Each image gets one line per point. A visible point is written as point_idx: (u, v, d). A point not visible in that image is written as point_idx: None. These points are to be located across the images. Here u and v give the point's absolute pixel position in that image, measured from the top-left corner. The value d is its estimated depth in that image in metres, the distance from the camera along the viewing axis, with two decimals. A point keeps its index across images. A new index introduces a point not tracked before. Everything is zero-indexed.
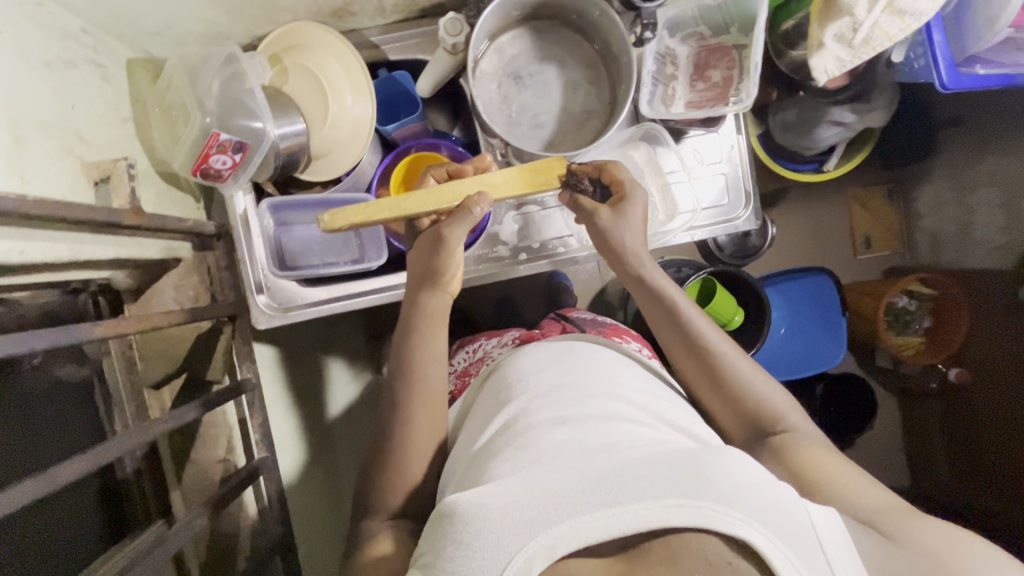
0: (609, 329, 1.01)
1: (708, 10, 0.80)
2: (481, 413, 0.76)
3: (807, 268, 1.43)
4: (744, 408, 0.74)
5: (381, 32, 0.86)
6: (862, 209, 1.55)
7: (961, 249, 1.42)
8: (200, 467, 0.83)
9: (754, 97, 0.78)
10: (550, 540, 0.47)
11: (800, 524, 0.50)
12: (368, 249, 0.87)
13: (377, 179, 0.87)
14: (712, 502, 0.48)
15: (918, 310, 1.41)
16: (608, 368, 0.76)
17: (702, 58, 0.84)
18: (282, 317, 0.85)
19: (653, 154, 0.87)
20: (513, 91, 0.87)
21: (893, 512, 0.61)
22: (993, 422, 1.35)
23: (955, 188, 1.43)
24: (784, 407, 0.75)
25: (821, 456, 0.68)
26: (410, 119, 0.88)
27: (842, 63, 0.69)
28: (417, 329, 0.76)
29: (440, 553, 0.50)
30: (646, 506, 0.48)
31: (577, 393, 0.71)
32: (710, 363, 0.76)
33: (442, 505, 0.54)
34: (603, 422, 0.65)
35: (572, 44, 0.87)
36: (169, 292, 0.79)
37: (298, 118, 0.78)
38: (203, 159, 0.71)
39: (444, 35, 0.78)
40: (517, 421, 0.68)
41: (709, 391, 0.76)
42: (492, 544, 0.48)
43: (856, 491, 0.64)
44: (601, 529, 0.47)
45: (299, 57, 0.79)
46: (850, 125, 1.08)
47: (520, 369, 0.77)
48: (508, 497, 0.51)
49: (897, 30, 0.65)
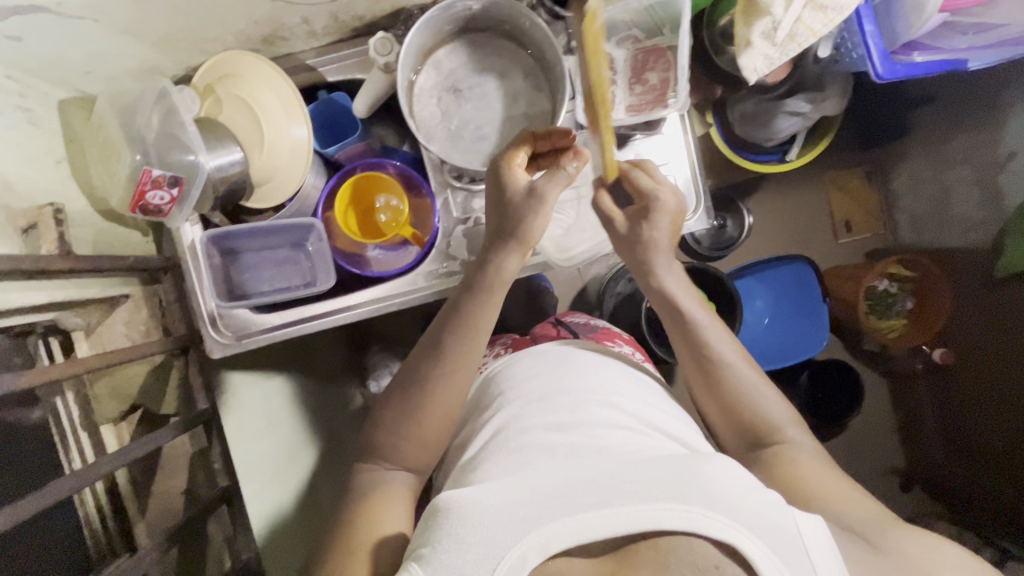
0: (602, 333, 1.01)
1: (638, 13, 0.77)
2: (473, 428, 0.81)
3: (783, 257, 1.40)
4: (740, 419, 0.74)
5: (316, 55, 0.86)
6: (841, 193, 1.48)
7: (940, 228, 1.40)
8: (162, 498, 0.83)
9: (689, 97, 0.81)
10: (543, 536, 0.51)
11: (788, 527, 0.51)
12: (318, 271, 0.88)
13: (321, 202, 0.88)
14: (700, 506, 0.50)
15: (900, 292, 1.37)
16: (598, 376, 0.80)
17: (639, 60, 0.81)
18: (236, 346, 0.86)
19: (598, 160, 0.86)
20: (453, 104, 0.86)
21: (880, 520, 0.60)
22: (981, 402, 1.34)
23: (931, 167, 1.41)
24: (782, 418, 0.73)
25: (810, 467, 0.67)
26: (351, 140, 0.88)
27: (771, 61, 0.68)
28: (494, 290, 0.76)
29: (432, 546, 0.52)
30: (637, 508, 0.51)
31: (569, 401, 0.75)
32: (709, 371, 0.76)
33: (435, 500, 0.57)
34: (596, 430, 0.69)
35: (509, 54, 0.87)
36: (119, 327, 0.79)
37: (235, 147, 0.79)
38: (139, 196, 0.71)
39: (375, 55, 0.78)
40: (511, 429, 0.73)
41: (708, 399, 0.76)
42: (485, 539, 0.51)
43: (835, 495, 0.63)
44: (591, 528, 0.50)
45: (231, 86, 0.79)
46: (806, 115, 1.07)
47: (513, 378, 0.82)
48: (505, 495, 0.54)
49: (820, 25, 0.66)
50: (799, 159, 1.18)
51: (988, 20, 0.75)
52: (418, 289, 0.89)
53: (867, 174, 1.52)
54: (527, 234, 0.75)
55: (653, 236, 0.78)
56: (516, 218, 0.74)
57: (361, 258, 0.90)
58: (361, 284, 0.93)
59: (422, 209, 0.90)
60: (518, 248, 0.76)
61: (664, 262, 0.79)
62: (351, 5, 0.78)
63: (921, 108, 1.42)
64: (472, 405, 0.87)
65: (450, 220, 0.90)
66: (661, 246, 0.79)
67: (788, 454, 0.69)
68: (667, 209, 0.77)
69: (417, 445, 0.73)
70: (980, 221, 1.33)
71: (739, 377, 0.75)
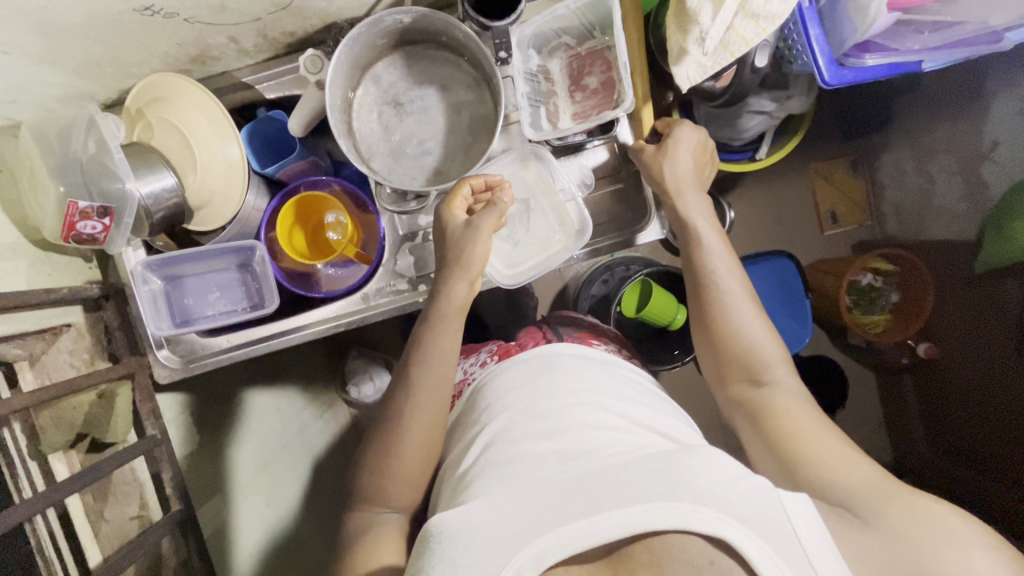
0: (585, 331, 0.97)
1: (565, 21, 0.80)
2: (456, 452, 0.76)
3: (767, 252, 1.35)
4: (731, 358, 0.74)
5: (251, 72, 0.85)
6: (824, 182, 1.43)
7: (924, 219, 1.34)
8: (114, 525, 0.83)
9: (632, 95, 0.75)
10: (536, 550, 0.52)
11: (771, 509, 0.55)
12: (264, 294, 0.86)
13: (263, 224, 0.86)
14: (689, 503, 0.52)
15: (884, 285, 1.32)
16: (584, 376, 0.77)
17: (575, 66, 0.83)
18: (182, 371, 0.86)
19: (543, 172, 0.84)
20: (394, 120, 0.84)
21: (874, 493, 0.60)
22: (970, 393, 1.28)
23: (915, 156, 1.35)
24: (775, 359, 0.73)
25: (798, 415, 0.68)
26: (291, 159, 0.85)
27: (704, 69, 0.66)
28: (449, 318, 0.75)
29: (430, 570, 0.54)
30: (628, 510, 0.52)
31: (556, 405, 0.71)
32: (710, 302, 0.76)
33: (428, 526, 0.60)
34: (585, 435, 0.66)
35: (447, 63, 0.84)
36: (63, 356, 0.78)
37: (165, 171, 0.77)
38: (69, 228, 0.70)
39: (306, 73, 0.77)
40: (497, 440, 0.70)
41: (701, 337, 0.77)
42: (481, 558, 0.53)
43: (830, 462, 0.63)
44: (584, 537, 0.52)
45: (161, 110, 0.77)
46: (772, 113, 1.02)
47: (496, 391, 0.78)
48: (496, 514, 0.56)
49: (752, 34, 0.63)
50: (771, 157, 1.13)
51: (943, 18, 0.70)
52: (368, 308, 0.88)
53: (853, 165, 1.43)
54: (470, 263, 0.74)
55: (678, 151, 0.80)
56: (458, 249, 0.74)
57: (312, 277, 0.90)
58: (314, 302, 0.91)
59: (368, 227, 0.88)
60: (463, 276, 0.75)
61: (690, 188, 0.80)
62: (279, 22, 0.77)
63: (904, 97, 1.37)
64: (456, 422, 0.83)
65: (397, 237, 0.88)
66: (686, 171, 0.80)
67: (775, 400, 0.71)
68: (692, 136, 0.81)
69: (366, 472, 0.73)
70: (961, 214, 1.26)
71: (737, 308, 0.75)
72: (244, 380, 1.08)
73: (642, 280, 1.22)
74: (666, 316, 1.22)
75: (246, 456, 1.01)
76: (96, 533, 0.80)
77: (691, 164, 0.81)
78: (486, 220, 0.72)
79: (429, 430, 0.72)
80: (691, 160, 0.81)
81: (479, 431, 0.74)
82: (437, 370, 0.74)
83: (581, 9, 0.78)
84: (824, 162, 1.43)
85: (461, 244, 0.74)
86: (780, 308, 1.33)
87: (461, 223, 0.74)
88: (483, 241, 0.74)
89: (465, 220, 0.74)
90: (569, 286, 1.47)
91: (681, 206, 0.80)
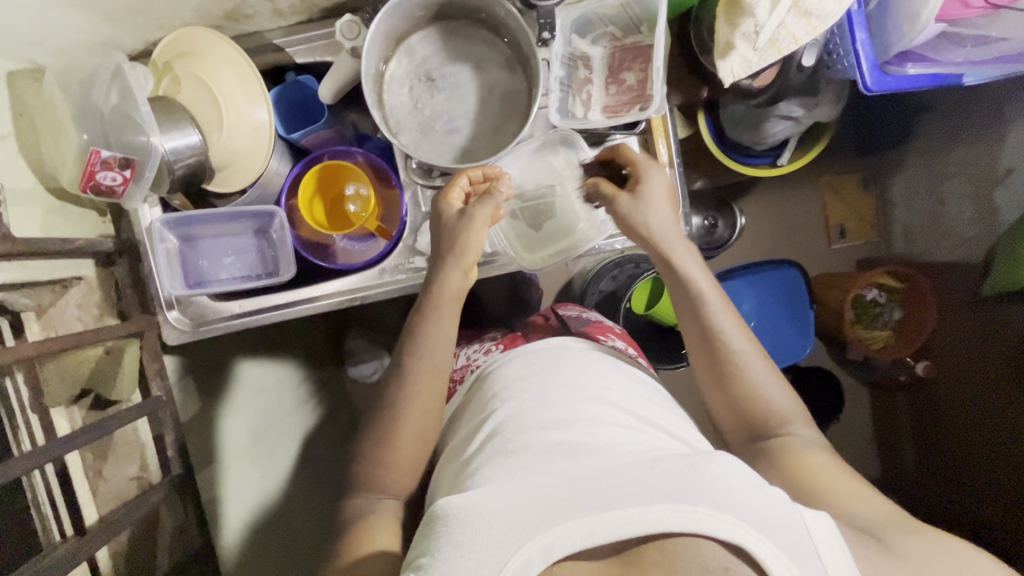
0: (594, 326, 0.98)
1: (614, 10, 0.77)
2: (460, 438, 0.76)
3: (775, 260, 1.36)
4: (745, 414, 0.71)
5: (283, 35, 0.82)
6: (836, 198, 1.46)
7: (932, 240, 1.35)
8: (113, 483, 0.82)
9: (659, 104, 0.74)
10: (546, 542, 0.50)
11: (795, 526, 0.52)
12: (280, 262, 0.85)
13: (285, 190, 0.85)
14: (706, 507, 0.51)
15: (888, 301, 1.33)
16: (594, 370, 0.77)
17: (617, 58, 0.79)
18: (191, 333, 0.84)
19: (572, 159, 0.82)
20: (425, 95, 0.83)
21: (887, 523, 0.59)
22: (961, 417, 1.30)
23: (927, 176, 1.36)
24: (788, 411, 0.71)
25: (816, 457, 0.66)
26: (318, 127, 0.84)
27: (750, 64, 0.65)
28: (442, 306, 0.73)
29: (435, 555, 0.53)
30: (641, 508, 0.51)
31: (566, 399, 0.71)
32: (721, 361, 0.72)
33: (434, 508, 0.58)
34: (597, 431, 0.65)
35: (484, 42, 0.83)
36: (71, 310, 0.76)
37: (191, 129, 0.75)
38: (88, 177, 0.69)
39: (341, 38, 0.75)
40: (504, 428, 0.69)
41: (715, 395, 0.73)
42: (489, 546, 0.51)
43: (845, 494, 0.62)
44: (596, 532, 0.50)
45: (189, 64, 0.76)
46: (799, 120, 1.02)
47: (506, 380, 0.77)
48: (506, 500, 0.55)
49: (803, 32, 0.62)
50: (792, 164, 1.14)
51: (987, 33, 0.70)
52: (380, 283, 0.87)
53: (864, 181, 1.45)
54: (464, 252, 0.74)
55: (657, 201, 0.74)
56: (451, 238, 0.73)
57: (328, 248, 0.88)
58: (328, 275, 0.90)
59: (389, 201, 0.87)
60: (458, 265, 0.74)
61: (680, 242, 0.75)
62: None
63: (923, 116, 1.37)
64: (460, 406, 0.83)
65: (418, 215, 0.87)
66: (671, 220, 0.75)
67: (786, 446, 0.67)
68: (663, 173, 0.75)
69: (371, 443, 0.72)
70: (975, 238, 1.25)
71: (744, 359, 0.72)
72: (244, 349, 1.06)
73: (652, 279, 1.22)
74: (674, 315, 1.23)
75: (232, 428, 0.98)
76: (94, 491, 0.79)
77: (667, 215, 0.75)
78: (481, 209, 0.72)
79: (435, 406, 0.73)
80: (671, 203, 0.75)
81: (487, 417, 0.73)
82: (445, 352, 0.74)
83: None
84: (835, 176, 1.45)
85: (453, 234, 0.73)
86: (781, 316, 1.34)
87: (456, 213, 0.74)
88: (476, 228, 0.73)
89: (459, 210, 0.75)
90: (576, 280, 1.46)
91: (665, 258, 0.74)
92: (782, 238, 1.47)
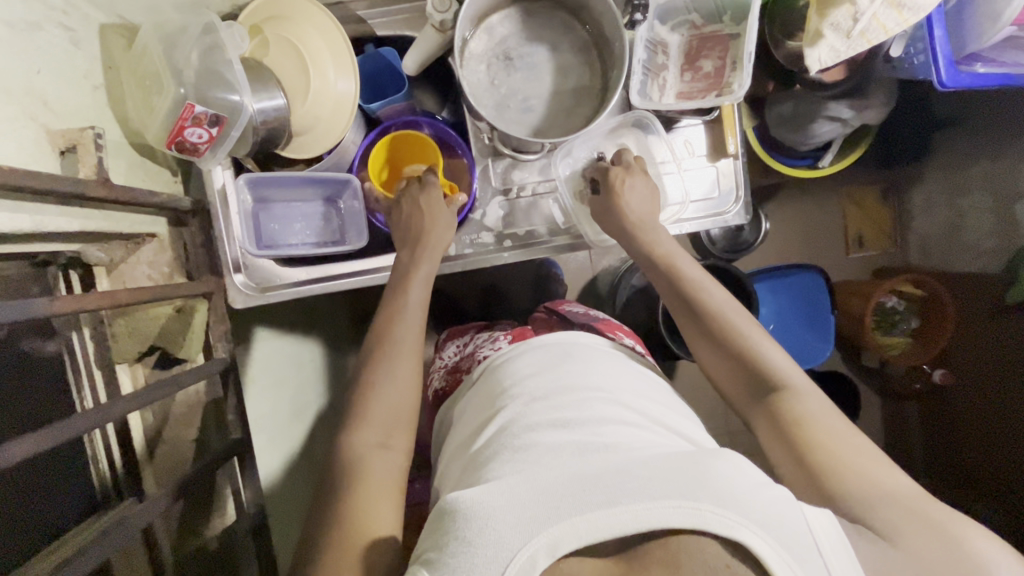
0: (603, 323, 0.92)
1: None
2: (461, 438, 0.73)
3: (796, 264, 1.37)
4: (742, 372, 0.70)
5: (367, 6, 0.84)
6: (855, 209, 1.47)
7: (949, 252, 1.35)
8: (172, 445, 0.82)
9: (746, 88, 0.76)
10: (552, 537, 0.46)
11: (796, 524, 0.48)
12: (348, 231, 0.88)
13: (359, 159, 0.86)
14: (709, 504, 0.46)
15: (906, 309, 1.36)
16: (607, 371, 0.73)
17: (694, 46, 0.82)
18: (258, 297, 0.85)
19: (645, 143, 0.84)
20: (503, 73, 0.84)
21: (895, 507, 0.56)
22: (976, 429, 1.31)
23: (946, 191, 1.36)
24: (784, 365, 0.69)
25: (816, 419, 0.64)
26: (395, 99, 0.86)
27: (837, 54, 0.68)
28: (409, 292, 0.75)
29: (441, 549, 0.48)
30: (645, 505, 0.46)
31: (573, 397, 0.67)
32: (706, 323, 0.73)
33: (443, 502, 0.52)
34: (600, 429, 0.62)
35: (564, 26, 0.85)
36: (141, 267, 0.76)
37: (277, 92, 0.76)
38: (177, 131, 0.68)
39: (432, 11, 0.75)
40: (510, 425, 0.65)
41: (709, 357, 0.73)
42: (494, 541, 0.46)
43: (856, 471, 0.59)
44: (600, 529, 0.46)
45: (279, 28, 0.78)
46: (847, 122, 1.03)
47: (513, 376, 0.73)
48: (510, 494, 0.49)
49: (893, 24, 0.65)
50: (833, 166, 1.17)
51: None
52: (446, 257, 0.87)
53: (883, 193, 1.47)
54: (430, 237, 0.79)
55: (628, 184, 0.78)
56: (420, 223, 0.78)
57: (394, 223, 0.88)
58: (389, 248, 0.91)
59: (456, 174, 0.88)
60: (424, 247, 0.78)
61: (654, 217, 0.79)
62: None
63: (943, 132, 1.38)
64: (466, 396, 0.80)
65: (490, 190, 0.88)
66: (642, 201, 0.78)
67: (791, 404, 0.65)
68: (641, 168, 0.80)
69: (380, 416, 0.67)
70: (992, 251, 1.24)
71: (732, 321, 0.73)
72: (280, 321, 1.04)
73: None
74: None
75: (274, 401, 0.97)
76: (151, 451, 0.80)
77: (649, 198, 0.79)
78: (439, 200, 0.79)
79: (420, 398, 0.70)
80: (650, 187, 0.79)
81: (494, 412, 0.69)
82: (412, 326, 0.73)
83: None
84: (856, 187, 1.47)
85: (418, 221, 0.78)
86: (800, 320, 1.36)
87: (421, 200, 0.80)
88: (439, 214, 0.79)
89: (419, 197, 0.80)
90: (602, 275, 1.45)
91: (647, 237, 0.77)
92: (803, 244, 1.49)
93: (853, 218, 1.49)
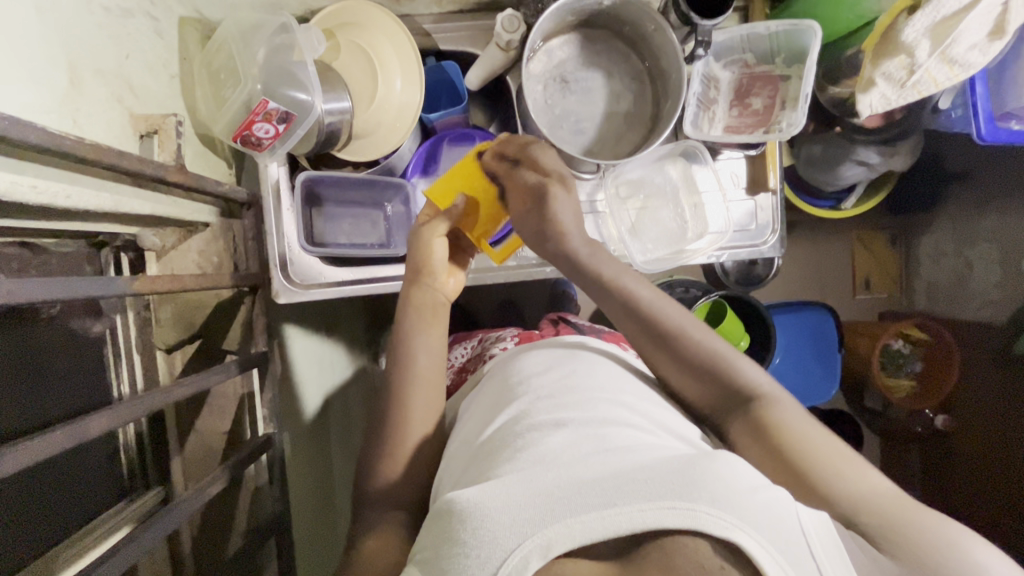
0: (609, 336, 0.91)
1: (755, 39, 0.83)
2: (460, 437, 0.66)
3: (807, 300, 1.39)
4: (716, 385, 0.63)
5: (434, 20, 0.88)
6: (862, 251, 1.50)
7: (954, 299, 1.37)
8: (203, 436, 0.82)
9: (798, 126, 0.80)
10: (546, 537, 0.42)
11: (793, 529, 0.43)
12: (395, 235, 0.90)
13: (412, 167, 0.90)
14: (705, 505, 0.41)
15: (911, 353, 1.35)
16: (615, 375, 0.67)
17: (744, 84, 0.86)
18: (301, 293, 0.83)
19: (689, 170, 0.87)
20: (558, 95, 0.88)
21: (886, 510, 0.50)
22: (968, 475, 1.31)
23: (955, 239, 1.37)
24: (757, 375, 0.63)
25: (802, 430, 0.57)
26: (454, 110, 0.88)
27: (888, 100, 0.79)
28: (410, 311, 0.72)
29: (439, 553, 0.44)
30: (641, 508, 0.42)
31: (575, 395, 0.61)
32: (670, 343, 0.65)
33: (439, 502, 0.49)
34: (596, 428, 0.55)
35: (620, 55, 0.89)
36: (191, 255, 0.75)
37: (344, 95, 0.79)
38: (246, 125, 0.69)
39: (501, 30, 0.78)
40: (507, 424, 0.60)
41: (675, 373, 0.65)
42: (489, 541, 0.43)
43: (846, 472, 0.53)
44: (595, 532, 0.42)
45: (353, 35, 0.82)
46: (873, 166, 1.04)
47: (517, 372, 0.68)
48: (508, 492, 0.45)
49: (944, 77, 0.75)
50: (855, 208, 1.19)
51: None
52: (489, 268, 0.89)
53: (891, 239, 1.51)
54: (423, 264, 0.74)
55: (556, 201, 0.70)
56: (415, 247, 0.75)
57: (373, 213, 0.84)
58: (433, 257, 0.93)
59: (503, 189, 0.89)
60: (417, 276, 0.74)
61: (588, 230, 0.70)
62: None
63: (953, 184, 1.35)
64: (468, 403, 0.73)
65: None
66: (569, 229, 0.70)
67: (773, 417, 0.58)
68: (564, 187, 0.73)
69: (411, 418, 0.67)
70: (998, 302, 1.24)
71: (696, 334, 0.65)
72: (311, 322, 0.99)
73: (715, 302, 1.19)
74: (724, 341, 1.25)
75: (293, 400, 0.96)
76: (182, 443, 0.81)
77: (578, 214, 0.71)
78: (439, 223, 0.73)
79: (436, 402, 0.69)
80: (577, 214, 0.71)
81: (497, 409, 0.64)
82: (429, 345, 0.70)
83: (779, 32, 0.81)
84: (866, 230, 1.51)
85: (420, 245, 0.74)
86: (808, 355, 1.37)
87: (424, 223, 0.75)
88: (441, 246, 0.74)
89: (529, 209, 0.72)
90: None
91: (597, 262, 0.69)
92: (812, 282, 1.52)
93: (860, 259, 1.52)
